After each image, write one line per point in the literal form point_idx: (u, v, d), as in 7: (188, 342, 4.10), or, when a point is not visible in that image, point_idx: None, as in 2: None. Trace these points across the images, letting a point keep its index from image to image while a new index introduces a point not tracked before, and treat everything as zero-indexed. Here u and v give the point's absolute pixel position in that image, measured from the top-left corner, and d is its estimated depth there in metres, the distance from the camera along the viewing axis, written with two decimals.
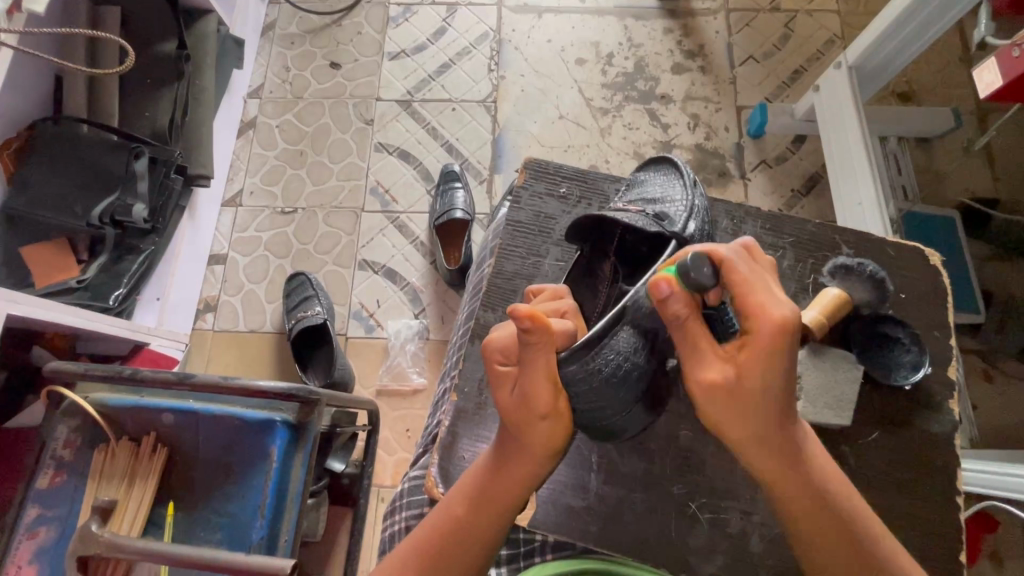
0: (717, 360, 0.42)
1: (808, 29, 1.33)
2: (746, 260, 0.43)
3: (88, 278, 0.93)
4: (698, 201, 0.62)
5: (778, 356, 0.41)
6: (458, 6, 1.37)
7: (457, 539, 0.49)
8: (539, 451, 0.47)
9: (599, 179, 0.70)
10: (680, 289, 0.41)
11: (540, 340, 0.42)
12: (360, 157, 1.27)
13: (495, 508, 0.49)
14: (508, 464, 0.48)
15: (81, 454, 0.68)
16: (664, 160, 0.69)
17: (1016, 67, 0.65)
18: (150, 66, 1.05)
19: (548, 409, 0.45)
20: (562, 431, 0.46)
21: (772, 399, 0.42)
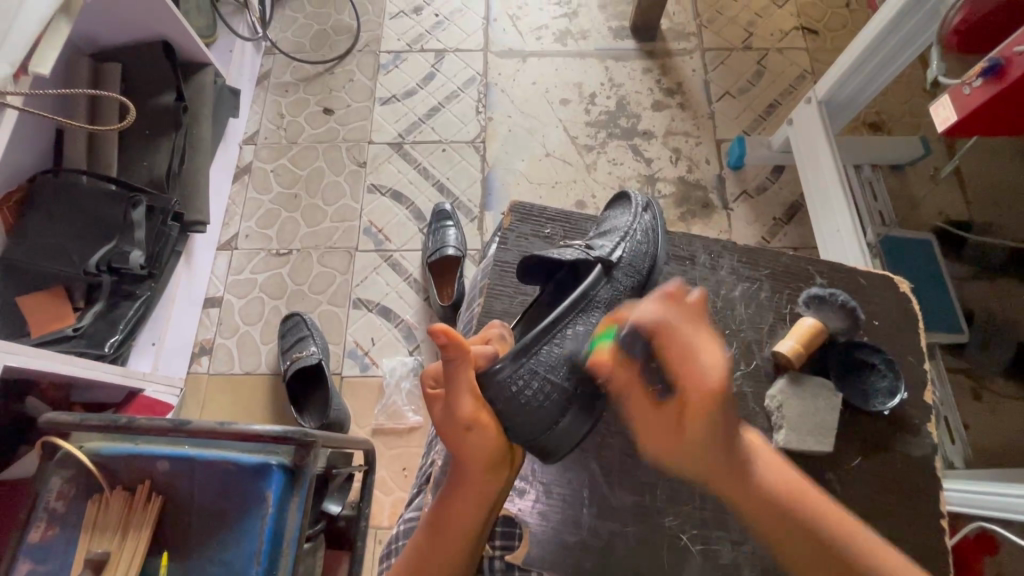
0: (655, 415, 0.51)
1: (780, 66, 1.39)
2: (677, 316, 0.53)
3: (84, 326, 0.94)
4: (638, 226, 0.65)
5: (715, 408, 0.49)
6: (446, 53, 1.44)
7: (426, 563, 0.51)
8: (478, 466, 0.49)
9: (576, 219, 0.72)
10: (618, 363, 0.53)
11: (454, 353, 0.47)
12: (353, 199, 1.30)
13: (457, 528, 0.50)
14: (461, 484, 0.50)
15: (73, 505, 0.68)
16: (619, 195, 0.72)
17: (968, 104, 0.69)
18: (149, 119, 1.09)
19: (472, 419, 0.48)
20: (494, 442, 0.49)
21: (716, 445, 0.49)
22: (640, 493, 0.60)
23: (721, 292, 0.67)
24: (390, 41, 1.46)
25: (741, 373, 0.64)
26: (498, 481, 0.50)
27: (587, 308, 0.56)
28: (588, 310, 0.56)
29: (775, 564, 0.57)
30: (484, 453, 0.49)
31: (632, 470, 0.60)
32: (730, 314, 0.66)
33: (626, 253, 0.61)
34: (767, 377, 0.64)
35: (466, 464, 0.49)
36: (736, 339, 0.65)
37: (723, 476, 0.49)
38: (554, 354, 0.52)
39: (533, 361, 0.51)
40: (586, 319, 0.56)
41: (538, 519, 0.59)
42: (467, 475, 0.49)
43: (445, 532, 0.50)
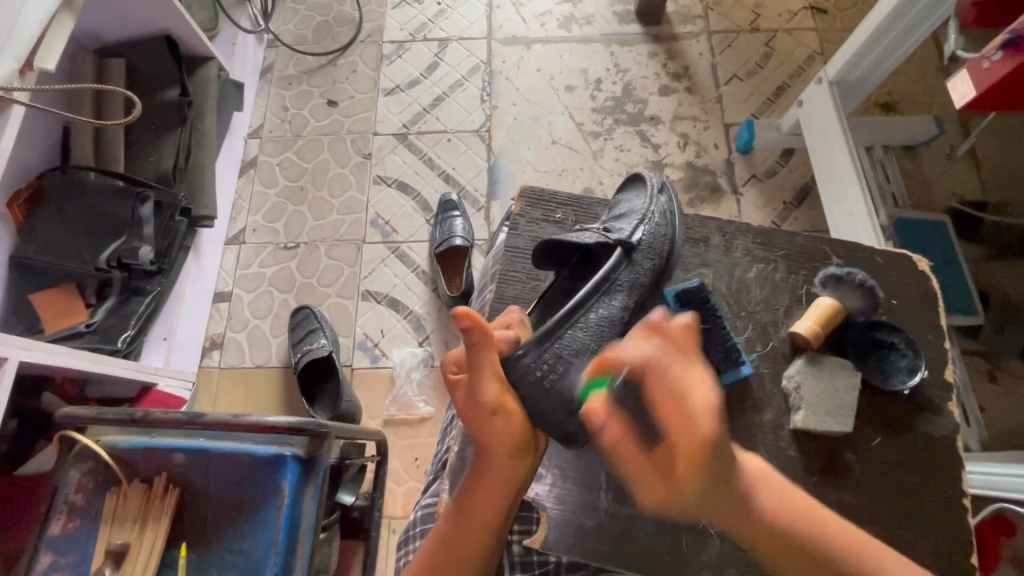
0: (650, 472, 0.46)
1: (788, 47, 1.37)
2: (665, 354, 0.46)
3: (96, 322, 0.95)
4: (655, 208, 0.64)
5: (705, 466, 0.44)
6: (449, 42, 1.42)
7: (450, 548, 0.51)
8: (503, 451, 0.48)
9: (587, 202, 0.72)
10: (611, 413, 0.47)
11: (477, 338, 0.47)
12: (360, 191, 1.30)
13: (481, 516, 0.50)
14: (485, 472, 0.50)
15: (91, 498, 0.69)
16: (632, 176, 0.71)
17: (988, 78, 0.67)
18: (155, 114, 1.09)
19: (497, 403, 0.48)
20: (519, 426, 0.48)
21: (713, 490, 0.46)
22: None
23: (735, 274, 0.66)
24: (392, 31, 1.44)
25: (757, 355, 0.63)
26: (524, 466, 0.49)
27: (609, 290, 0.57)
28: (607, 294, 0.57)
29: None
30: (508, 442, 0.48)
31: None
32: (746, 297, 0.65)
33: (643, 234, 0.61)
34: (783, 360, 0.63)
35: (490, 454, 0.49)
36: (751, 322, 0.64)
37: (727, 513, 0.47)
38: (577, 339, 0.53)
39: (556, 345, 0.52)
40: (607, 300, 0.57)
41: (555, 504, 0.59)
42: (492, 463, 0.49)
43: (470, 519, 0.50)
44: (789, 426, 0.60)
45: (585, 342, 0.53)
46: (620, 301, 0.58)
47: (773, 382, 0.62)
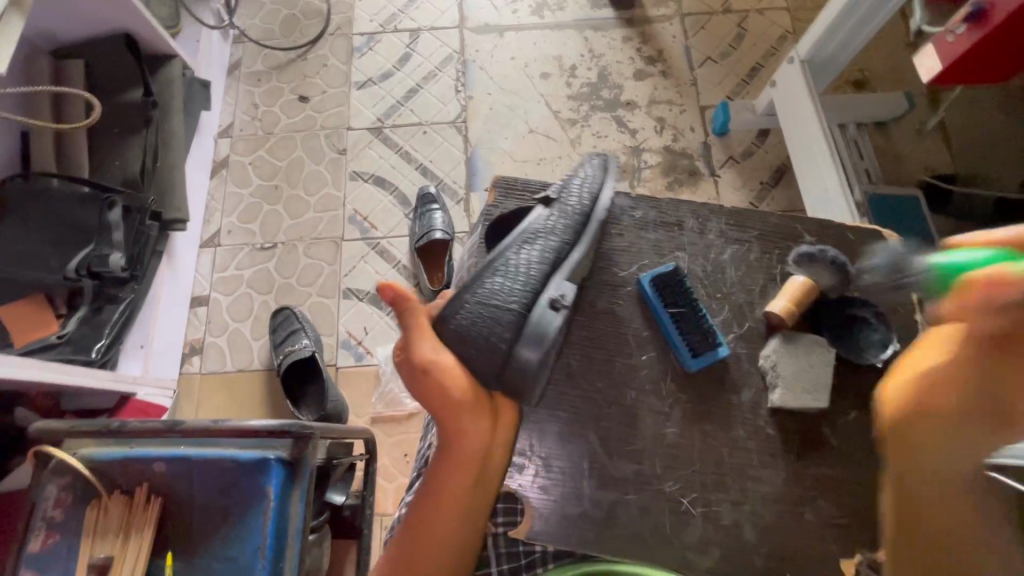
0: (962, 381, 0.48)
1: (761, 27, 1.37)
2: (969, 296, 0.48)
3: (69, 332, 0.93)
4: (587, 176, 0.67)
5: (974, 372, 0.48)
6: (420, 32, 1.40)
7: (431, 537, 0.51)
8: (456, 409, 0.51)
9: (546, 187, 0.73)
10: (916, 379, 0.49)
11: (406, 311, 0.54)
12: (336, 187, 1.28)
13: (454, 499, 0.51)
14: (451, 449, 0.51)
15: (71, 512, 0.67)
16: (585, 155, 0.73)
17: (953, 52, 0.67)
18: (118, 116, 1.06)
19: (434, 366, 0.51)
20: (462, 382, 0.52)
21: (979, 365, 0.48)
22: (640, 462, 0.60)
23: (709, 257, 0.67)
24: (362, 23, 1.41)
25: (734, 335, 0.64)
26: (483, 427, 0.52)
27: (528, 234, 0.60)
28: (528, 241, 0.60)
29: (776, 522, 0.58)
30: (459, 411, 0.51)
31: (630, 440, 0.60)
32: (721, 278, 0.66)
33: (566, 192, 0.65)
34: (759, 339, 0.64)
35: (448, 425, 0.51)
36: (727, 303, 0.65)
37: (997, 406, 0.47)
38: (496, 284, 0.56)
39: (475, 292, 0.55)
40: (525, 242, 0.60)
41: (539, 493, 0.58)
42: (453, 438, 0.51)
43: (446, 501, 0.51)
44: (767, 405, 0.61)
45: (507, 288, 0.56)
46: (544, 245, 0.60)
47: (750, 362, 0.63)
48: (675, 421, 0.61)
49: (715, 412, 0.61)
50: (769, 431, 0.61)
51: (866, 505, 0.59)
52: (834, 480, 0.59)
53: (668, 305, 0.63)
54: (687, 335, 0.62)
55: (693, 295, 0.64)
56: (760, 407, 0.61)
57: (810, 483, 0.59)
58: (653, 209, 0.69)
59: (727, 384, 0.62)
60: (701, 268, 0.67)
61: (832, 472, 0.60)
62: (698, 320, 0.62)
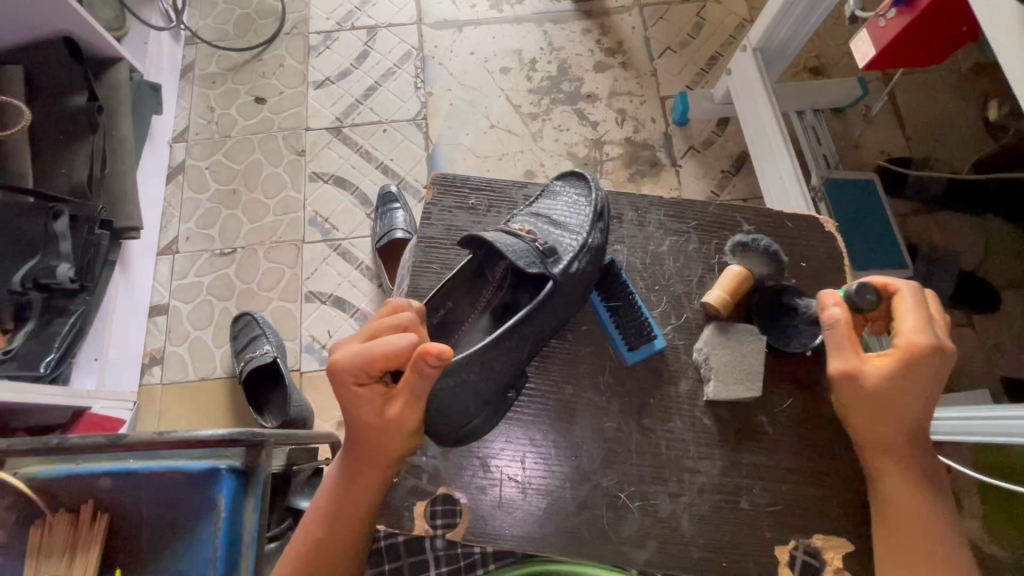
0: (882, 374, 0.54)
1: (719, 16, 1.38)
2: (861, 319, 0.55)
3: (15, 348, 0.90)
4: (592, 239, 0.61)
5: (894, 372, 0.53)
6: (378, 29, 1.38)
7: (330, 533, 0.53)
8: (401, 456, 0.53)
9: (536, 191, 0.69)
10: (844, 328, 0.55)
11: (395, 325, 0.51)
12: (295, 189, 1.25)
13: (364, 498, 0.54)
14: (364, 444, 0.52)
15: (15, 533, 0.66)
16: (581, 175, 0.68)
17: (885, 36, 0.68)
18: (61, 122, 1.03)
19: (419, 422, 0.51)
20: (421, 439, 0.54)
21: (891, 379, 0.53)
22: (578, 458, 0.60)
23: (649, 248, 0.67)
24: (319, 21, 1.39)
25: (672, 327, 0.65)
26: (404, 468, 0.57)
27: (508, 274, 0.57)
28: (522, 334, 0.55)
29: (712, 512, 0.58)
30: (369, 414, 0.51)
31: (567, 435, 0.60)
32: (660, 270, 0.66)
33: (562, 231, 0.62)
34: (697, 329, 0.64)
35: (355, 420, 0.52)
36: (666, 295, 0.66)
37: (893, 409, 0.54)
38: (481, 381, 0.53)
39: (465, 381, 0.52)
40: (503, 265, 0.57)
41: (479, 493, 0.59)
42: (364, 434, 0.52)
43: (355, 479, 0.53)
44: (703, 397, 0.62)
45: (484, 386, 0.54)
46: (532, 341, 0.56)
47: (686, 353, 0.64)
48: (612, 416, 0.61)
49: (654, 404, 0.62)
50: (706, 421, 0.61)
51: (804, 490, 0.60)
52: (773, 466, 0.60)
53: (606, 300, 0.64)
54: (623, 327, 0.63)
55: (631, 289, 0.64)
56: (696, 398, 0.62)
57: (751, 469, 0.60)
58: None
59: (665, 375, 0.63)
60: (641, 260, 0.67)
61: (770, 459, 0.60)
62: (632, 315, 0.62)
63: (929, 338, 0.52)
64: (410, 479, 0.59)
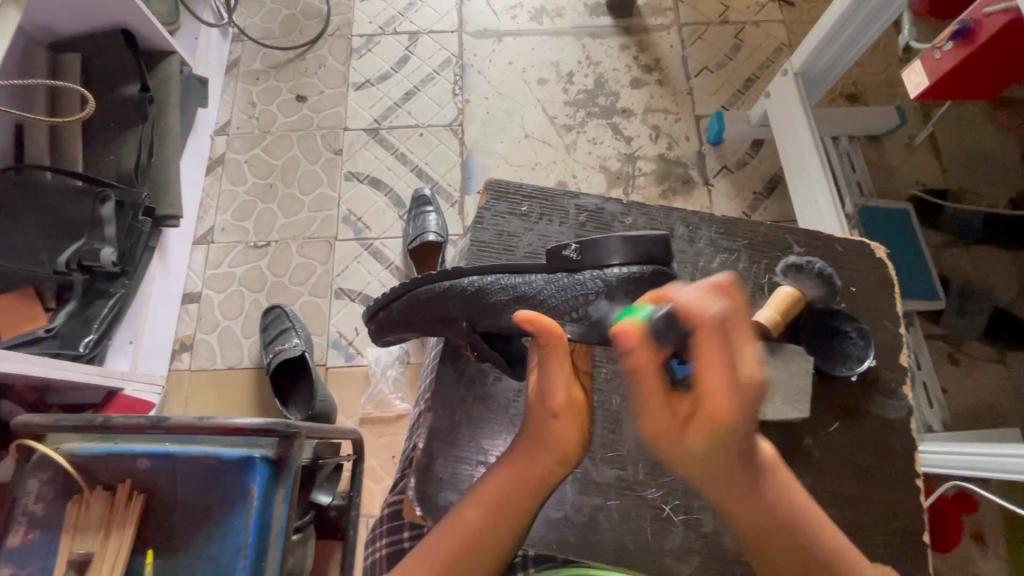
0: (665, 412, 0.46)
1: (757, 39, 1.39)
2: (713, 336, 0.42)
3: (56, 327, 0.92)
4: (498, 281, 0.57)
5: (719, 424, 0.45)
6: (420, 35, 1.40)
7: (484, 534, 0.52)
8: (557, 456, 0.52)
9: (427, 323, 0.60)
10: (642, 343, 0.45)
11: (549, 339, 0.49)
12: (331, 187, 1.28)
13: (514, 510, 0.52)
14: (558, 436, 0.51)
15: (52, 507, 0.67)
16: (405, 289, 0.61)
17: (941, 68, 0.69)
18: (114, 111, 1.05)
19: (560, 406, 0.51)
20: (575, 432, 0.51)
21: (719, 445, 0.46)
22: (622, 467, 0.60)
23: (700, 265, 0.68)
24: (362, 25, 1.42)
25: None
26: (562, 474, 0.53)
27: (595, 257, 0.54)
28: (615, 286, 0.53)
29: None
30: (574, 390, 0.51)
31: (613, 445, 0.61)
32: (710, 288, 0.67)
33: (496, 278, 0.57)
34: None
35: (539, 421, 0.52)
36: None
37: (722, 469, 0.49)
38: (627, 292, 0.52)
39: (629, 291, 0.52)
40: (602, 278, 0.53)
41: None
42: (559, 427, 0.51)
43: (544, 446, 0.51)
44: None
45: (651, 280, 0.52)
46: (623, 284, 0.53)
47: None
48: None
49: None
50: None
51: (846, 515, 0.60)
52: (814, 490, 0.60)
53: None
54: None
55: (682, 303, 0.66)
56: None
57: None
58: (644, 217, 0.70)
59: None
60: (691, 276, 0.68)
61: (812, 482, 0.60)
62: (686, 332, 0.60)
63: (726, 390, 0.43)
64: (458, 477, 0.60)
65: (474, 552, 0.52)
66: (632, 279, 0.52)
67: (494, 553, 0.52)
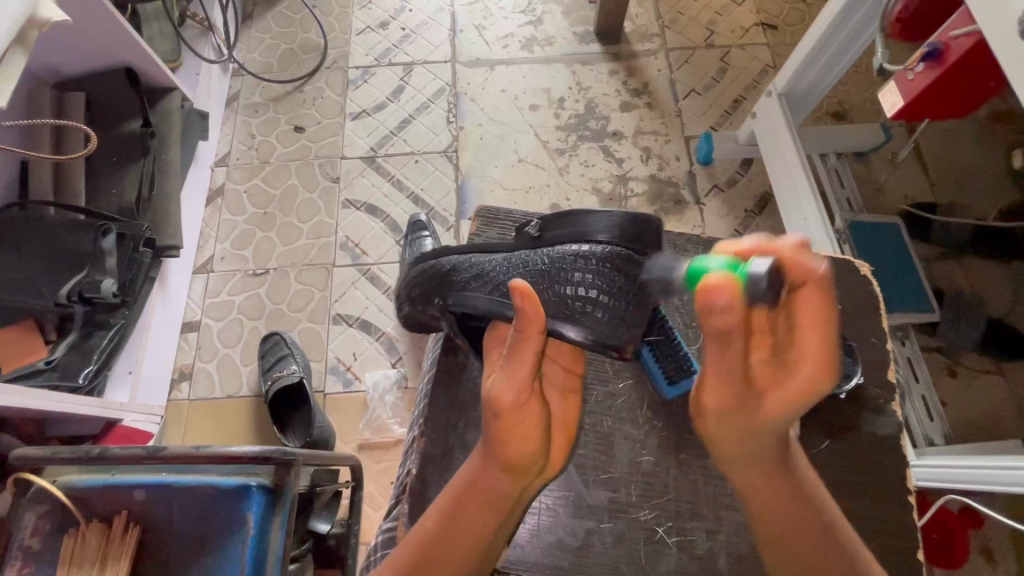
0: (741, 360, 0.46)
1: (742, 62, 1.42)
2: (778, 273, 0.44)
3: (56, 359, 0.92)
4: (474, 260, 0.63)
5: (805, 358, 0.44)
6: (414, 66, 1.44)
7: (443, 551, 0.52)
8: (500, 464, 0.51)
9: (420, 296, 0.68)
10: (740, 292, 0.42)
11: (528, 319, 0.48)
12: (329, 215, 1.30)
13: (471, 525, 0.52)
14: (506, 444, 0.50)
15: (48, 542, 0.67)
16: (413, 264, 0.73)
17: (914, 89, 0.71)
18: (116, 146, 1.08)
19: (500, 408, 0.50)
20: (517, 437, 0.50)
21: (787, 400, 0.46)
22: (615, 489, 0.61)
23: None
24: (358, 57, 1.46)
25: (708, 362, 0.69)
26: (515, 482, 0.52)
27: (555, 235, 0.58)
28: (575, 271, 0.54)
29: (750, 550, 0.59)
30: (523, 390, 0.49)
31: (605, 466, 0.62)
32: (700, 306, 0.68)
33: (467, 258, 0.63)
34: None
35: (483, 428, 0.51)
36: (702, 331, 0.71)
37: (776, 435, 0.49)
38: (586, 275, 0.54)
39: (593, 277, 0.54)
40: (562, 256, 0.56)
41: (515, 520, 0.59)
42: (503, 431, 0.50)
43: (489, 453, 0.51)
44: None
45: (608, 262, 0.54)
46: (584, 271, 0.54)
47: None
48: (649, 449, 0.63)
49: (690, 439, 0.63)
50: None
51: None
52: None
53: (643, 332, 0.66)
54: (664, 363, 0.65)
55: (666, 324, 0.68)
56: None
57: None
58: None
59: None
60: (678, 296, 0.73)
61: None
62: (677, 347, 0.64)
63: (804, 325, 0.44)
64: None
65: (435, 565, 0.51)
66: (590, 257, 0.54)
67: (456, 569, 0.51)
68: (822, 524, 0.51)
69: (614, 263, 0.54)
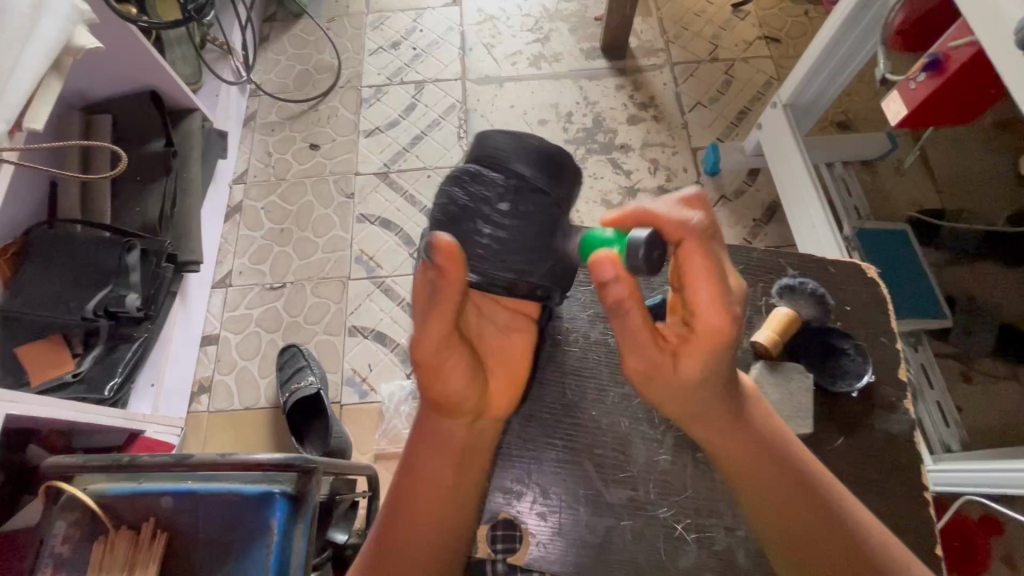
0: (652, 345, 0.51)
1: (746, 74, 1.45)
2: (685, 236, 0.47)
3: (83, 371, 0.96)
4: None
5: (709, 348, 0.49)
6: (425, 84, 1.48)
7: (412, 508, 0.57)
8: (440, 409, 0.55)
9: None
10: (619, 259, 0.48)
11: (448, 273, 0.47)
12: (343, 229, 1.33)
13: (426, 477, 0.57)
14: (442, 393, 0.54)
15: (79, 549, 0.68)
16: None
17: (916, 97, 0.72)
18: (141, 165, 1.12)
19: (428, 362, 0.52)
20: (451, 385, 0.53)
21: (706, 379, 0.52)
22: (634, 489, 0.63)
23: None
24: (371, 76, 1.50)
25: None
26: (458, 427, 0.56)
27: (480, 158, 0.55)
28: (485, 203, 0.53)
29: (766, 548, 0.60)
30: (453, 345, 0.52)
31: (623, 466, 0.64)
32: None
33: None
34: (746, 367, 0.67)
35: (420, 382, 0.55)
36: None
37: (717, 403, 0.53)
38: (494, 214, 0.53)
39: (495, 214, 0.53)
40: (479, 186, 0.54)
41: (538, 519, 0.62)
42: (434, 384, 0.53)
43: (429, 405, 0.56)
44: None
45: (514, 196, 0.53)
46: (495, 205, 0.53)
47: None
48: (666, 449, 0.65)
49: None
50: None
51: None
52: None
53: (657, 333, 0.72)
54: None
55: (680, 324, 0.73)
56: None
57: None
58: None
59: None
60: None
61: None
62: None
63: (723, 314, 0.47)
64: None
65: (410, 523, 0.56)
66: (508, 191, 0.53)
67: (428, 522, 0.56)
68: (782, 465, 0.54)
69: (521, 195, 0.53)
